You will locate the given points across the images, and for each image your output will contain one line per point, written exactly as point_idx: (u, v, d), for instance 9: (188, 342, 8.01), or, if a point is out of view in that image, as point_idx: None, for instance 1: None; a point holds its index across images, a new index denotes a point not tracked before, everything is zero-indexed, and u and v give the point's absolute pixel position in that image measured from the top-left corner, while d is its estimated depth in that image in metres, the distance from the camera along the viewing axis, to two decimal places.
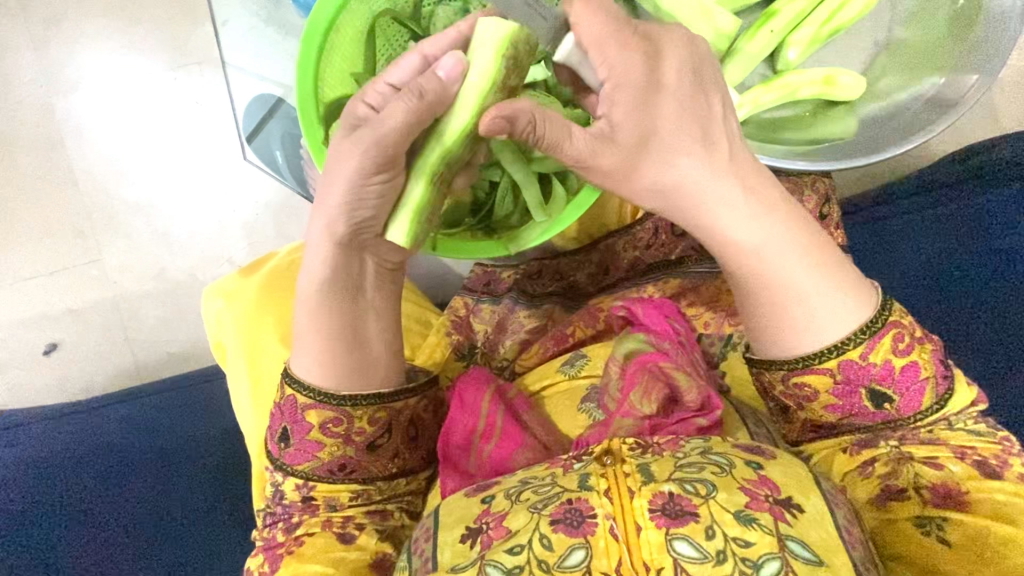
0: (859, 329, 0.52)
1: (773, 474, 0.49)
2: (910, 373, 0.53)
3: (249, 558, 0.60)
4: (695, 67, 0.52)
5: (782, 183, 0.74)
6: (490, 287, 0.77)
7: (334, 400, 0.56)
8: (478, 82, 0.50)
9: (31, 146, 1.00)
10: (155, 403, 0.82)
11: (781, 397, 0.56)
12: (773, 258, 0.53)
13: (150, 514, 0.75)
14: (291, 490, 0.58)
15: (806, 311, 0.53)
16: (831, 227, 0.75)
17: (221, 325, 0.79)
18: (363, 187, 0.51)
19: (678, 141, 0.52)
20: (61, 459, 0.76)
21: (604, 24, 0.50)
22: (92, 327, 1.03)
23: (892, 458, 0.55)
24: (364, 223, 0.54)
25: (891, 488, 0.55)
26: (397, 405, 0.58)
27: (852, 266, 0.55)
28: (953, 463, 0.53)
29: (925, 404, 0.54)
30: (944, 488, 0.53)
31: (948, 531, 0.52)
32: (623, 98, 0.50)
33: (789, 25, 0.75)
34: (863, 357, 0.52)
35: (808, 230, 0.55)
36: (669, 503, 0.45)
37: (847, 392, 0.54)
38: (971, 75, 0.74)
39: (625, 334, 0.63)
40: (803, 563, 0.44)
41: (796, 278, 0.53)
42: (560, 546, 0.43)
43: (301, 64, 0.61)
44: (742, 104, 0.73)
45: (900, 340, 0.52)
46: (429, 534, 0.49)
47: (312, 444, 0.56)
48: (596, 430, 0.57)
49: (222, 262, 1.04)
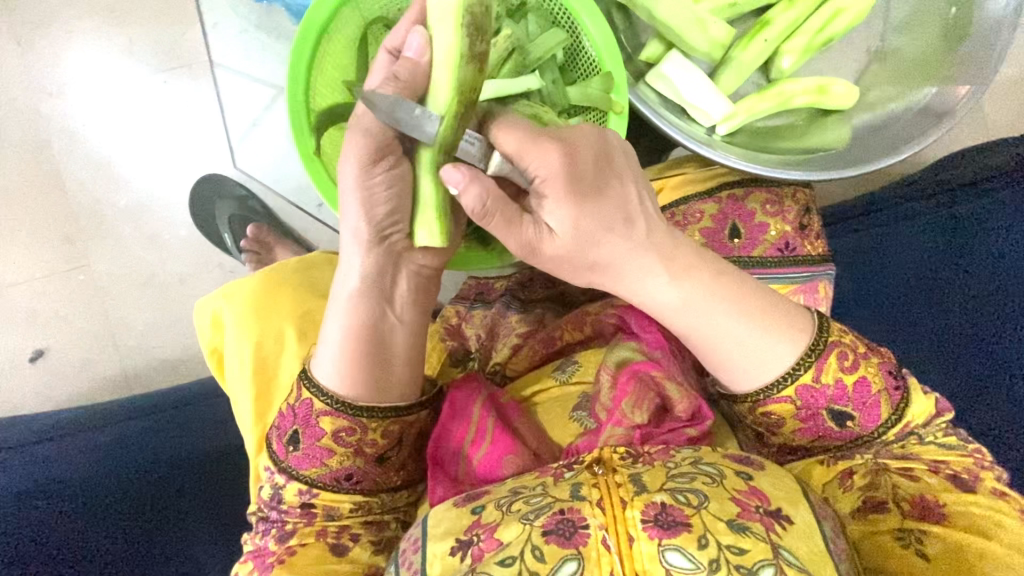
0: (804, 355, 0.55)
1: (764, 486, 0.49)
2: (863, 389, 0.56)
3: (239, 563, 0.60)
4: (605, 150, 0.51)
5: (760, 193, 0.74)
6: (482, 296, 0.77)
7: (352, 410, 0.56)
8: (445, 60, 0.49)
9: (14, 148, 1.00)
10: (146, 422, 0.83)
11: (754, 424, 0.59)
12: (701, 323, 0.55)
13: (148, 524, 0.75)
14: (292, 494, 0.58)
15: (751, 357, 0.55)
16: (812, 237, 0.74)
17: (218, 327, 0.78)
18: (369, 180, 0.50)
19: (605, 225, 0.51)
20: (57, 473, 0.76)
21: (520, 139, 0.48)
22: (79, 334, 1.03)
23: (869, 470, 0.57)
24: (387, 223, 0.53)
25: (871, 501, 0.57)
26: (409, 419, 0.59)
27: (783, 298, 0.58)
28: (928, 476, 0.56)
29: (884, 416, 0.57)
30: (923, 500, 0.56)
31: (927, 543, 0.54)
32: (551, 191, 0.48)
33: (781, 35, 0.75)
34: (816, 379, 0.55)
35: (739, 284, 0.56)
36: (661, 514, 0.44)
37: (810, 415, 0.56)
38: (961, 87, 0.75)
39: (620, 344, 0.62)
40: (795, 569, 0.44)
41: (730, 334, 0.55)
42: (551, 558, 0.43)
43: (292, 74, 0.61)
44: (734, 113, 0.74)
45: (844, 358, 0.56)
46: (417, 545, 0.49)
47: (321, 451, 0.56)
48: (586, 438, 0.57)
49: (213, 267, 1.04)
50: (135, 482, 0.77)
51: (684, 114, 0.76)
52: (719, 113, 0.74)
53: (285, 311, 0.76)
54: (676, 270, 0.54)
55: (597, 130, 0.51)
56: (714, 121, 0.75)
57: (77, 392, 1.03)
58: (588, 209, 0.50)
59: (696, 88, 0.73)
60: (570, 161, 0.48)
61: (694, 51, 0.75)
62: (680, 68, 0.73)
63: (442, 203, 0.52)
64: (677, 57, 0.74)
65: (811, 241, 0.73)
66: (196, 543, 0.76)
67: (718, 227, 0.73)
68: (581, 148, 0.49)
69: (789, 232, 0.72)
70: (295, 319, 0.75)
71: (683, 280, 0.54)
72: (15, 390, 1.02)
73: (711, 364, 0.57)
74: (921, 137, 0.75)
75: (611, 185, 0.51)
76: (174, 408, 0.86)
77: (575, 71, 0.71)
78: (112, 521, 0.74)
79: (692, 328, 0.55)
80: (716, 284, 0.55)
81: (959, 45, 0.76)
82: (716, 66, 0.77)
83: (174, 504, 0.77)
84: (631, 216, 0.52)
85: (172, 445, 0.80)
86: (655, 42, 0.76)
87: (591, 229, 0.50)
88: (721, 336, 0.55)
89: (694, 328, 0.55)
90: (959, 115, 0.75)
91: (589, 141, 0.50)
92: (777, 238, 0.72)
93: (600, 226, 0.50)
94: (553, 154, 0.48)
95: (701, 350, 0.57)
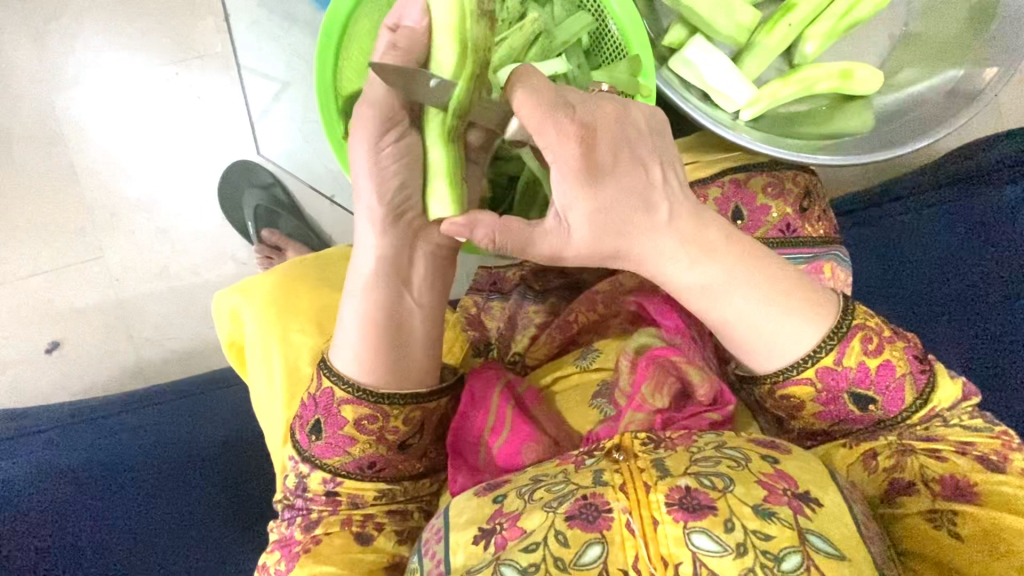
0: (827, 336, 0.54)
1: (791, 469, 0.48)
2: (886, 373, 0.55)
3: (265, 554, 0.60)
4: (626, 129, 0.49)
5: (764, 175, 0.73)
6: (497, 287, 0.75)
7: (372, 396, 0.56)
8: (447, 21, 0.48)
9: (32, 141, 1.01)
10: (169, 410, 0.83)
11: (772, 408, 0.58)
12: (722, 300, 0.54)
13: (172, 516, 0.77)
14: (316, 483, 0.58)
15: (773, 339, 0.54)
16: (813, 219, 0.73)
17: (237, 322, 0.79)
18: (379, 150, 0.50)
19: (625, 218, 0.50)
20: (85, 462, 0.77)
21: (541, 110, 0.45)
22: (95, 326, 1.04)
23: (895, 452, 0.56)
24: (403, 203, 0.53)
25: (899, 483, 0.56)
26: (430, 405, 0.58)
27: (807, 278, 0.56)
28: (956, 456, 0.55)
29: (908, 400, 0.56)
30: (953, 480, 0.54)
31: (959, 524, 0.53)
32: (568, 192, 0.48)
33: (806, 19, 0.74)
34: (838, 362, 0.54)
35: (763, 263, 0.55)
36: (686, 498, 0.44)
37: (831, 399, 0.56)
38: (989, 69, 0.73)
39: (640, 331, 0.62)
40: (824, 556, 0.43)
41: (751, 313, 0.54)
42: (576, 543, 0.43)
43: (318, 59, 0.62)
44: (759, 98, 0.74)
45: (869, 341, 0.55)
46: (439, 535, 0.49)
47: (344, 439, 0.56)
48: (607, 426, 0.56)
49: (226, 260, 1.05)
50: (152, 475, 0.78)
51: (708, 99, 0.76)
52: (743, 98, 0.73)
53: (304, 303, 0.76)
54: (696, 250, 0.53)
55: (618, 108, 0.49)
56: (739, 106, 0.74)
57: (96, 380, 1.04)
58: (605, 207, 0.49)
59: (719, 72, 0.73)
60: (588, 150, 0.46)
61: (719, 36, 0.74)
62: (703, 52, 0.73)
63: (454, 171, 0.52)
64: (700, 41, 0.73)
65: (812, 223, 0.72)
66: (206, 534, 0.78)
67: (721, 211, 0.72)
68: (601, 136, 0.47)
69: (790, 214, 0.71)
70: (310, 314, 0.75)
71: (703, 260, 0.53)
72: (37, 382, 1.04)
73: (733, 343, 0.56)
74: (948, 121, 0.73)
75: (632, 174, 0.49)
76: (196, 395, 0.85)
77: (601, 55, 0.70)
78: (128, 515, 0.76)
79: (713, 305, 0.54)
80: (739, 268, 0.54)
81: (988, 28, 0.73)
82: (740, 51, 0.76)
83: (187, 496, 0.78)
84: (651, 203, 0.50)
85: (190, 435, 0.81)
86: (678, 26, 0.74)
87: (610, 221, 0.49)
88: (743, 317, 0.54)
89: (716, 305, 0.54)
90: (985, 97, 0.73)
91: (608, 122, 0.48)
92: (778, 220, 0.71)
93: (621, 222, 0.50)
94: (571, 147, 0.46)
95: (722, 328, 0.55)
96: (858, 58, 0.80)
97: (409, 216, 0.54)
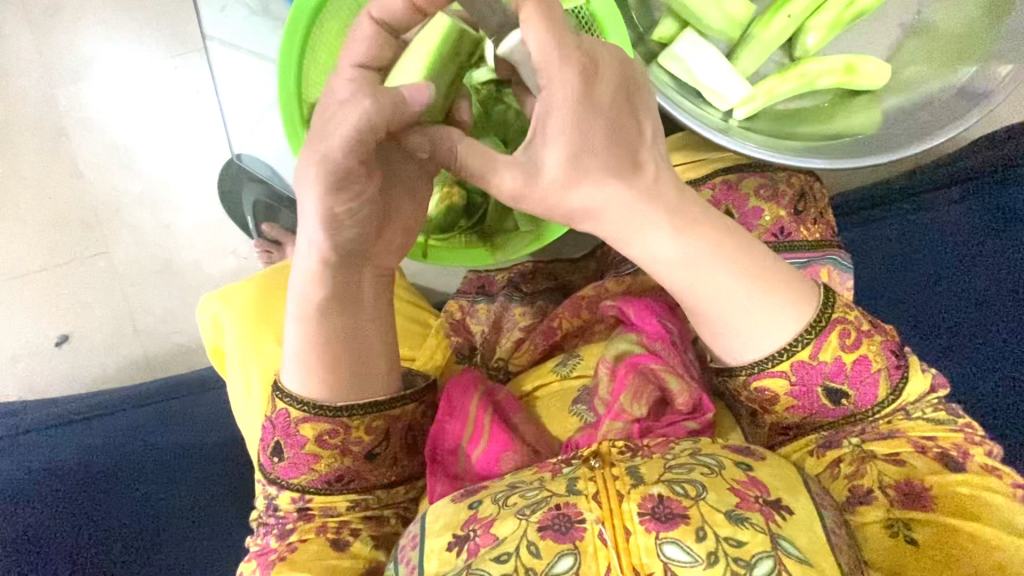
0: (806, 330, 0.54)
1: (763, 475, 0.49)
2: (862, 367, 0.55)
3: (245, 562, 0.62)
4: (597, 101, 0.46)
5: (752, 180, 0.73)
6: (484, 289, 0.79)
7: (329, 411, 0.57)
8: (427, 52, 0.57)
9: (34, 137, 1.02)
10: (157, 414, 0.87)
11: (745, 401, 0.58)
12: (697, 277, 0.53)
13: (162, 520, 0.79)
14: (286, 502, 0.60)
15: (755, 318, 0.54)
16: (808, 223, 0.72)
17: (219, 329, 0.81)
18: (337, 210, 0.48)
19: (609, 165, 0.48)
20: (75, 466, 0.80)
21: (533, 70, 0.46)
22: (101, 319, 1.06)
23: (856, 458, 0.56)
24: (352, 241, 0.51)
25: (858, 491, 0.55)
26: (394, 412, 0.60)
27: (791, 270, 0.56)
28: (914, 458, 0.55)
29: (881, 396, 0.56)
30: (909, 484, 0.55)
31: (914, 530, 0.54)
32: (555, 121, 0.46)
33: (807, 10, 0.73)
34: (813, 356, 0.54)
35: (745, 246, 0.54)
36: (659, 506, 0.44)
37: (805, 392, 0.55)
38: (1003, 66, 0.70)
39: (619, 336, 0.62)
40: (794, 561, 0.44)
41: (727, 289, 0.53)
42: (548, 553, 0.44)
43: (290, 31, 0.64)
44: (753, 96, 0.72)
45: (846, 336, 0.54)
46: (416, 541, 0.50)
47: (308, 457, 0.58)
48: (585, 433, 0.57)
49: (228, 254, 1.06)
50: (134, 475, 0.80)
51: (700, 98, 0.75)
52: (737, 96, 0.73)
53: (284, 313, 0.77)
54: (676, 221, 0.52)
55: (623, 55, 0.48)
56: (732, 104, 0.73)
57: (103, 372, 1.07)
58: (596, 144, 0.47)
59: (711, 69, 0.72)
60: (587, 80, 0.45)
61: (710, 30, 0.73)
62: (693, 47, 0.73)
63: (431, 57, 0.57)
64: (692, 36, 0.73)
65: (807, 225, 0.72)
66: (196, 535, 0.80)
67: None
68: (603, 78, 0.46)
69: (783, 217, 0.71)
70: None
71: (681, 232, 0.52)
72: (46, 375, 1.06)
73: (712, 323, 0.55)
74: (958, 119, 0.71)
75: (625, 126, 0.48)
76: (182, 399, 0.89)
77: None
78: (116, 519, 0.78)
79: (693, 281, 0.53)
80: (711, 225, 0.53)
81: (1000, 23, 0.71)
82: (734, 46, 0.76)
83: (171, 503, 0.80)
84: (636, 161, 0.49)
85: (166, 441, 0.84)
86: (669, 20, 0.74)
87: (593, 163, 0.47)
88: (727, 299, 0.53)
89: (696, 283, 0.53)
90: (999, 94, 0.70)
91: (613, 68, 0.47)
92: (772, 223, 0.71)
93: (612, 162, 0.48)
94: (568, 76, 0.45)
95: (709, 307, 0.54)
96: (862, 50, 0.78)
97: (356, 252, 0.53)
